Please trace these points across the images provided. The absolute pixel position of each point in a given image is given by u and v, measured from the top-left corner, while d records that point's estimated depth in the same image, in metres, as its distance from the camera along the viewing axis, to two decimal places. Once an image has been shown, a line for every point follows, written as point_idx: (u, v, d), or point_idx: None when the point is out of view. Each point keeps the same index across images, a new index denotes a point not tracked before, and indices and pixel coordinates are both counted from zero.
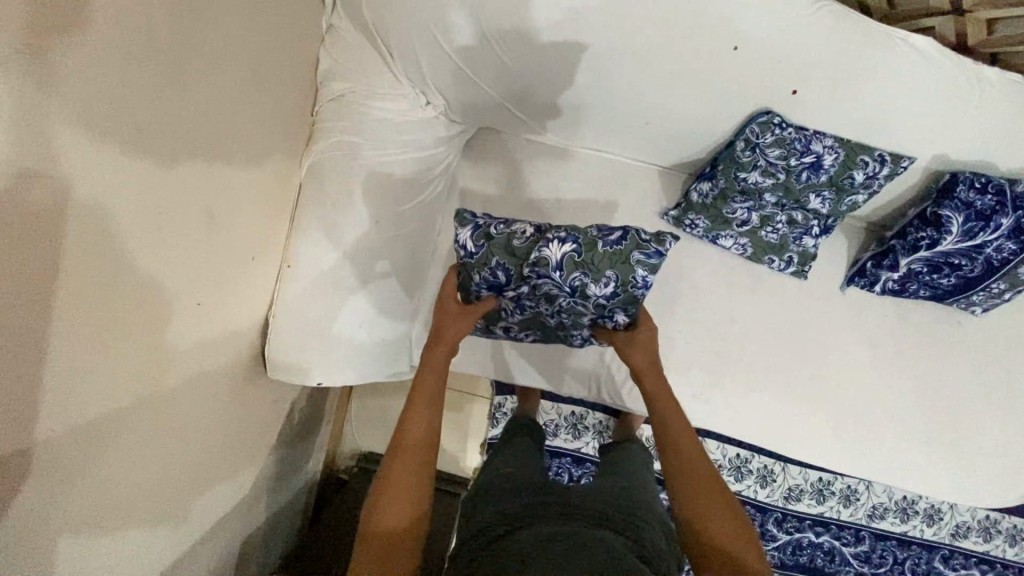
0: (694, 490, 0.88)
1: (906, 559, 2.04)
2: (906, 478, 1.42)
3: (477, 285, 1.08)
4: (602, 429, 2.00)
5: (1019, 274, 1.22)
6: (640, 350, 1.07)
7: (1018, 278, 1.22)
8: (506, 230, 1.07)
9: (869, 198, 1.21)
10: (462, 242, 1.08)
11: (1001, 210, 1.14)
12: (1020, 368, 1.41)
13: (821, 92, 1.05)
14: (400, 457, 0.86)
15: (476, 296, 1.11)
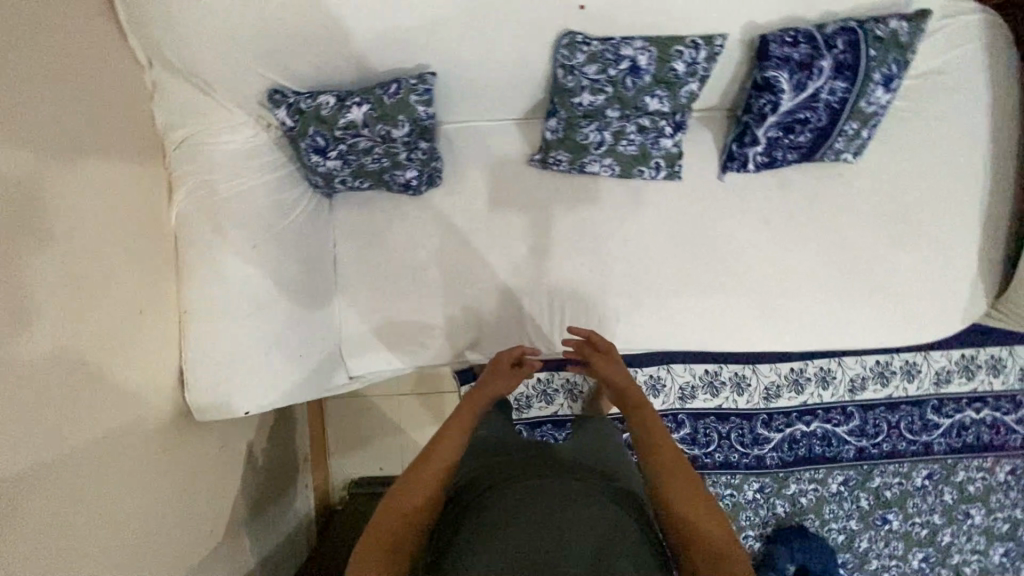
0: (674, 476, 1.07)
1: (900, 421, 2.06)
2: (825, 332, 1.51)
3: (305, 151, 1.17)
4: (571, 388, 2.03)
5: (864, 109, 1.25)
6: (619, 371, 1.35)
7: (863, 113, 1.25)
8: (312, 103, 1.12)
9: (702, 82, 1.25)
10: (280, 121, 1.13)
11: (819, 54, 1.17)
12: (910, 199, 1.46)
13: (609, 0, 1.09)
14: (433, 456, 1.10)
15: (309, 160, 1.19)
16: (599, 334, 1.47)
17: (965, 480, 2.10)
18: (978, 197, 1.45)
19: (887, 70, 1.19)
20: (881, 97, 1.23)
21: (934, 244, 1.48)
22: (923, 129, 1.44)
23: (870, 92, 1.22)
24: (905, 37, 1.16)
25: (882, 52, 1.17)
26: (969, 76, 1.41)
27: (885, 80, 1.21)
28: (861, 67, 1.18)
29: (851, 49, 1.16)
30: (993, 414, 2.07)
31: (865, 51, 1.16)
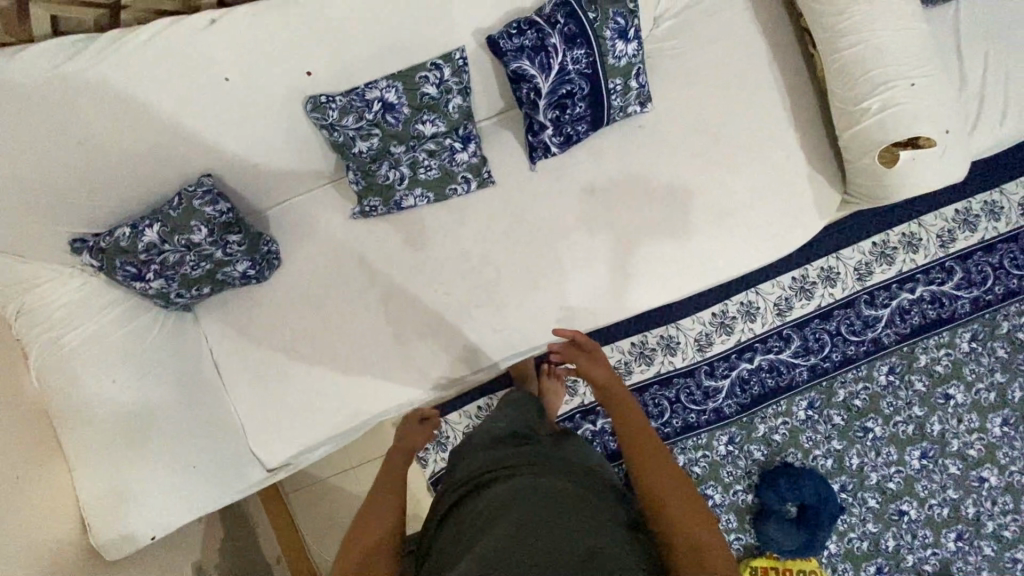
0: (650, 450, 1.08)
1: (839, 327, 2.02)
2: (689, 272, 1.52)
3: (126, 282, 1.25)
4: None
5: (617, 64, 1.31)
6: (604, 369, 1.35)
7: (618, 68, 1.31)
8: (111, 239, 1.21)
9: (464, 95, 1.33)
10: (91, 265, 1.23)
11: (546, 35, 1.24)
12: (717, 123, 1.49)
13: (331, 61, 1.18)
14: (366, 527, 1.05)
15: (134, 289, 1.27)
16: (476, 349, 1.51)
17: (930, 363, 2.03)
18: (779, 98, 1.48)
19: (615, 25, 1.27)
20: (625, 48, 1.30)
21: (758, 155, 1.49)
22: (700, 57, 1.49)
23: (611, 48, 1.28)
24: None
25: (601, 13, 1.25)
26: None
27: (619, 33, 1.28)
28: (589, 31, 1.25)
29: (571, 20, 1.23)
30: (930, 289, 2.03)
31: (585, 17, 1.25)
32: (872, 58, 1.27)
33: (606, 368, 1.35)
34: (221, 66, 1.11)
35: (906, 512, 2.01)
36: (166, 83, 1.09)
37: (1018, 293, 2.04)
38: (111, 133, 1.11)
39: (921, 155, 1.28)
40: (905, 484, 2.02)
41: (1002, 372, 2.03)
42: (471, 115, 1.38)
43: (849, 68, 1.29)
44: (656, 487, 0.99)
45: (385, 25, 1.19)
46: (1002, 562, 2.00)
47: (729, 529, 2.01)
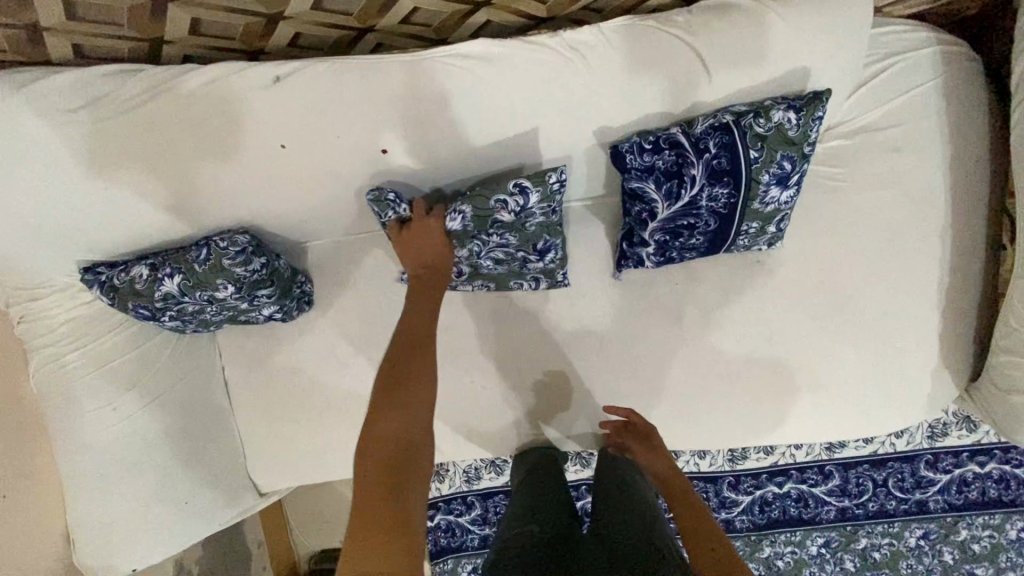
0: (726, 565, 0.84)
1: (887, 479, 1.85)
2: (766, 437, 1.28)
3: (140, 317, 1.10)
4: None
5: (761, 209, 1.03)
6: (658, 458, 1.15)
7: (761, 215, 1.04)
8: (126, 276, 1.04)
9: (548, 216, 1.04)
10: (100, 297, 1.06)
11: (686, 161, 0.98)
12: (851, 284, 1.22)
13: (413, 141, 0.93)
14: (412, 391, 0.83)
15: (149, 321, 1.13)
16: (498, 452, 1.35)
17: (969, 540, 1.85)
18: (936, 278, 1.20)
19: (777, 169, 0.99)
20: (778, 196, 1.02)
21: (885, 336, 1.23)
22: (861, 201, 1.19)
23: (761, 194, 1.01)
24: (794, 130, 0.96)
25: (765, 152, 0.97)
26: (913, 134, 1.16)
27: (778, 178, 1.00)
28: (741, 170, 0.98)
29: (725, 153, 0.96)
30: (1001, 467, 1.82)
31: (743, 152, 0.97)
32: None
33: (669, 460, 1.14)
34: (280, 131, 0.89)
35: None
36: (215, 135, 0.89)
37: None
38: (139, 183, 0.92)
39: None
40: None
41: None
42: (557, 228, 1.09)
43: None
44: None
45: (489, 109, 0.92)
46: None
47: None
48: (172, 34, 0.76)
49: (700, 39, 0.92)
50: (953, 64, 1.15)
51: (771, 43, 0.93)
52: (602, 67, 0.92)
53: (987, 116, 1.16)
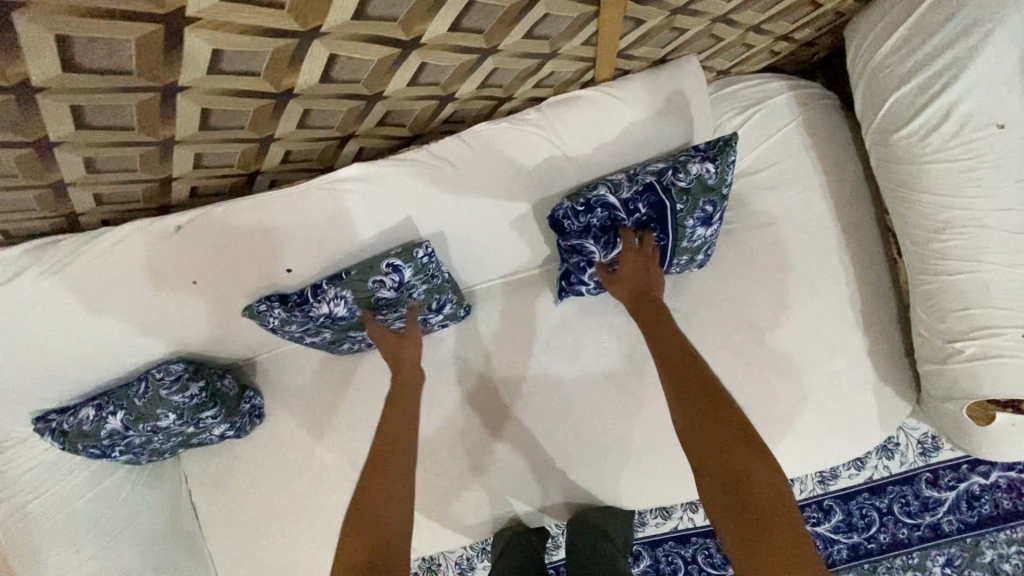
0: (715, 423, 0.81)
1: (891, 506, 1.76)
2: None
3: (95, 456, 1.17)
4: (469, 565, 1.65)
5: (689, 246, 1.11)
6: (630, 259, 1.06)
7: (690, 251, 1.11)
8: (75, 419, 1.12)
9: (432, 285, 1.10)
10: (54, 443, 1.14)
11: (617, 219, 1.07)
12: (767, 315, 1.25)
13: (309, 260, 1.03)
14: (388, 452, 0.90)
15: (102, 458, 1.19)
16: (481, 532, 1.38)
17: (997, 560, 1.73)
18: (846, 297, 1.24)
19: (701, 213, 1.07)
20: (704, 234, 1.10)
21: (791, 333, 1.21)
22: (756, 237, 1.25)
23: (689, 233, 1.08)
24: (713, 178, 1.05)
25: (689, 202, 1.06)
26: (786, 171, 1.24)
27: (703, 220, 1.08)
28: (669, 219, 1.07)
29: (653, 208, 1.06)
30: (1007, 475, 1.73)
31: (670, 205, 1.06)
32: (974, 295, 1.02)
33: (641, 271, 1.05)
34: (190, 270, 1.00)
35: None
36: (135, 283, 1.00)
37: None
38: (76, 331, 1.03)
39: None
40: None
41: None
42: (445, 286, 1.15)
43: (941, 300, 1.05)
44: (721, 450, 0.79)
45: (373, 220, 1.03)
46: None
47: None
48: (79, 210, 0.88)
49: (553, 130, 1.04)
50: (808, 105, 1.25)
51: (615, 125, 1.06)
52: (470, 168, 1.03)
53: (850, 142, 1.25)
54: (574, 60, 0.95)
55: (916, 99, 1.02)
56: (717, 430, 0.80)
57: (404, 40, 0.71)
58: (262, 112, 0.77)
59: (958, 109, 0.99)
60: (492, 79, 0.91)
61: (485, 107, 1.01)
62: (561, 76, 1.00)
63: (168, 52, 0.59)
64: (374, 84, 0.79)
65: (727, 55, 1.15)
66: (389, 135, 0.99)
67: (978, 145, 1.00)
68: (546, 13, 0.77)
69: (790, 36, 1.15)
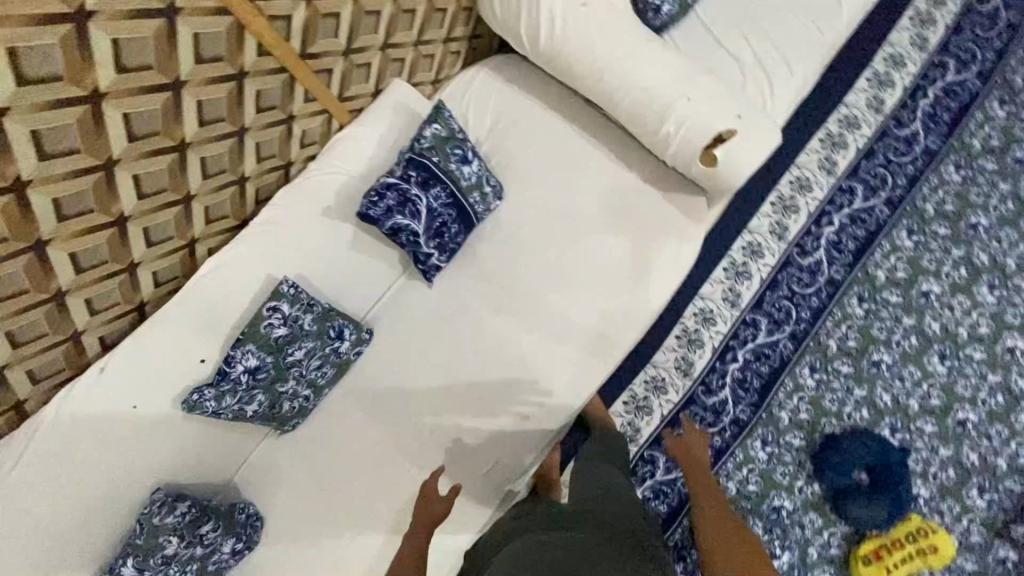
0: (728, 523, 1.18)
1: (790, 288, 2.05)
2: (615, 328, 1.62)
3: None
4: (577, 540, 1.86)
5: (470, 183, 1.46)
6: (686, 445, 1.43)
7: (472, 185, 1.46)
8: None
9: (315, 312, 1.38)
10: None
11: (403, 190, 1.39)
12: (563, 202, 1.65)
13: (213, 343, 1.33)
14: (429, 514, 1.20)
15: None
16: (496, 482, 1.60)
17: (888, 274, 2.04)
18: (602, 159, 1.66)
19: (455, 155, 1.44)
20: (471, 168, 1.46)
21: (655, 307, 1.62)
22: (522, 160, 1.67)
23: (459, 173, 1.44)
24: (444, 131, 1.44)
25: (441, 152, 1.42)
26: (512, 111, 1.70)
27: (461, 159, 1.45)
28: (436, 171, 1.42)
29: (420, 169, 1.41)
30: (844, 213, 2.09)
31: (429, 161, 1.41)
32: (643, 102, 1.46)
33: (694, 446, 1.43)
34: (127, 398, 1.27)
35: (966, 419, 1.94)
36: (100, 433, 1.25)
37: (921, 175, 2.09)
38: (65, 500, 1.24)
39: (731, 147, 1.42)
40: (946, 393, 1.96)
41: (957, 247, 2.04)
42: (332, 313, 1.42)
43: (634, 117, 1.48)
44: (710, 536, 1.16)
45: (242, 290, 1.34)
46: None
47: (819, 530, 1.92)
48: (23, 396, 1.18)
49: (331, 167, 1.42)
50: (498, 66, 1.73)
51: (369, 142, 1.46)
52: (289, 219, 1.39)
53: (538, 69, 1.72)
54: (311, 116, 1.36)
55: (530, 21, 1.49)
56: (721, 528, 1.17)
57: (174, 144, 1.09)
58: (113, 242, 1.11)
59: (553, 12, 1.46)
60: (263, 153, 1.30)
61: (278, 178, 1.39)
62: (314, 132, 1.40)
63: (22, 214, 0.96)
64: (178, 187, 1.15)
65: (422, 67, 1.61)
66: (222, 229, 1.33)
67: (579, 23, 1.47)
68: (257, 88, 1.17)
69: (452, 36, 1.64)
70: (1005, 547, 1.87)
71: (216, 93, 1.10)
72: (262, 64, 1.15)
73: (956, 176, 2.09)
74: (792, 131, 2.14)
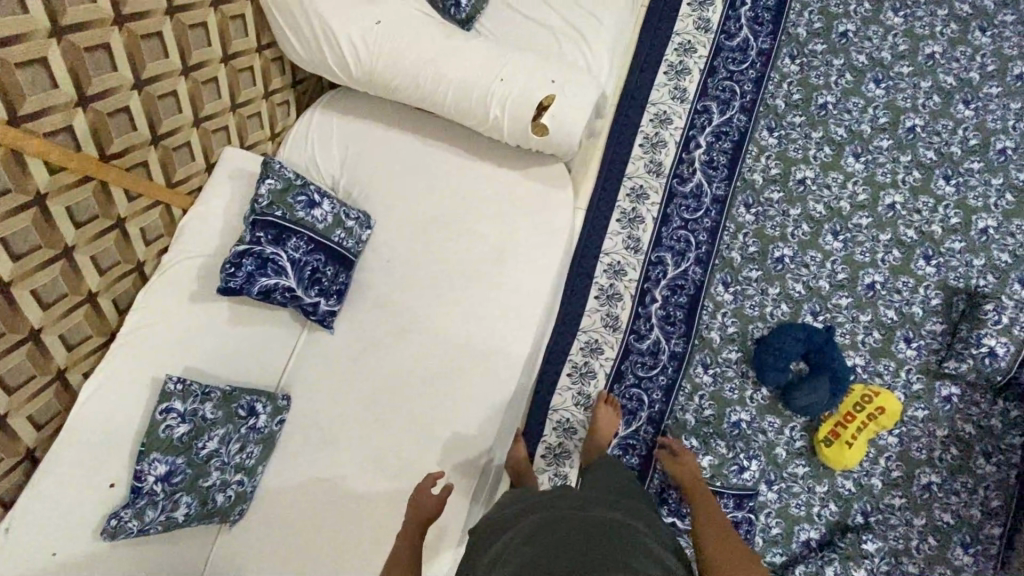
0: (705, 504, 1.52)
1: (682, 217, 2.14)
2: (518, 309, 1.65)
3: None
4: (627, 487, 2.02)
5: (327, 223, 1.48)
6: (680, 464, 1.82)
7: (330, 224, 1.47)
8: None
9: (215, 397, 1.39)
10: None
11: (258, 252, 1.39)
12: (432, 210, 1.68)
13: (119, 463, 1.31)
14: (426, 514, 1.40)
15: None
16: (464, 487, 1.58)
17: (763, 175, 2.14)
18: (456, 158, 1.70)
19: (301, 202, 1.45)
20: (323, 209, 1.47)
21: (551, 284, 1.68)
22: (380, 184, 1.69)
23: (312, 217, 1.45)
24: (281, 183, 1.44)
25: (285, 204, 1.43)
26: (356, 141, 1.71)
27: (309, 204, 1.46)
28: (286, 223, 1.42)
29: (268, 228, 1.41)
30: (707, 133, 2.18)
31: (276, 216, 1.41)
32: (462, 95, 1.48)
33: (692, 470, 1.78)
34: (44, 546, 1.23)
35: (874, 282, 2.04)
36: None
37: (763, 75, 2.20)
38: None
39: (554, 112, 1.47)
40: (848, 264, 2.06)
41: (816, 130, 2.15)
42: (235, 393, 1.43)
43: (460, 112, 1.51)
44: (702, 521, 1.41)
45: (133, 401, 1.34)
46: (976, 241, 2.03)
47: (780, 429, 2.00)
48: None
49: (185, 255, 1.42)
50: (331, 104, 1.75)
51: (217, 218, 1.47)
52: (159, 318, 1.38)
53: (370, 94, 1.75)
54: (142, 212, 1.34)
55: (331, 53, 1.49)
56: (717, 527, 1.36)
57: None
58: None
59: (348, 38, 1.47)
60: (102, 264, 1.27)
61: (132, 282, 1.37)
62: (153, 226, 1.38)
63: None
64: (17, 326, 1.12)
65: (251, 127, 1.61)
66: (88, 350, 1.30)
67: (378, 41, 1.48)
68: (66, 206, 1.15)
69: (271, 89, 1.64)
70: (947, 385, 1.96)
71: (19, 224, 1.07)
72: (60, 181, 1.13)
73: (794, 67, 2.20)
74: (636, 75, 2.23)
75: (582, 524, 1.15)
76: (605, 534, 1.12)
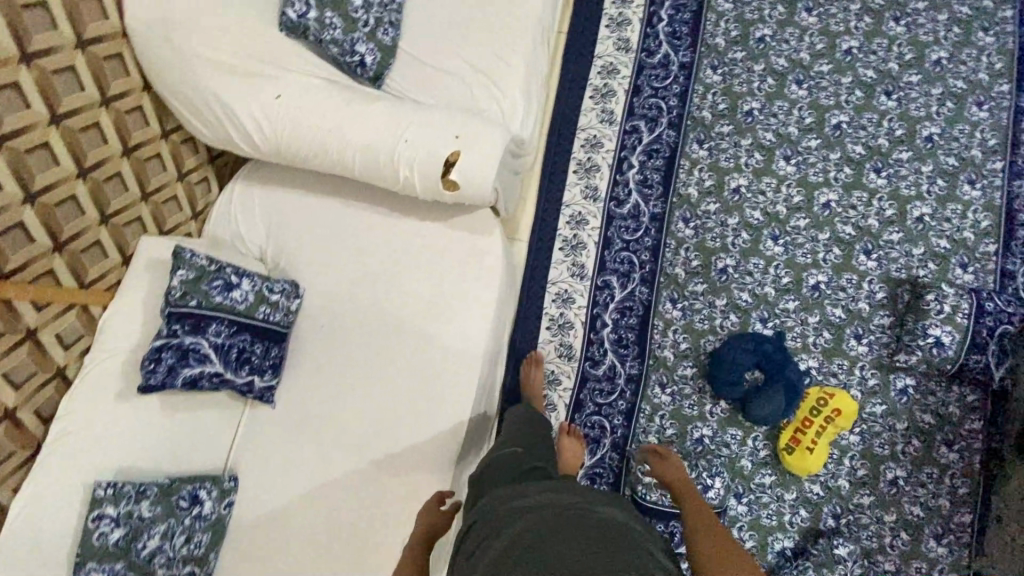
0: (690, 491, 1.50)
1: (623, 239, 2.14)
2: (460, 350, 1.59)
3: None
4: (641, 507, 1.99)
5: (246, 303, 1.49)
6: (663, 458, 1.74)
7: (247, 304, 1.49)
8: None
9: (151, 492, 1.37)
10: None
11: (175, 344, 1.42)
12: (361, 266, 1.66)
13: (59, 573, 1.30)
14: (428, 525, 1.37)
15: None
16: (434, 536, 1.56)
17: (698, 188, 2.15)
18: (379, 215, 1.70)
19: (216, 287, 1.47)
20: (239, 290, 1.49)
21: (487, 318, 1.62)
22: (306, 249, 1.68)
23: (228, 300, 1.48)
24: (193, 271, 1.46)
25: (199, 292, 1.46)
26: (279, 209, 1.71)
27: (224, 287, 1.48)
28: (201, 311, 1.45)
29: (183, 319, 1.44)
30: (638, 152, 2.19)
31: (189, 306, 1.44)
32: (370, 160, 1.49)
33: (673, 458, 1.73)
34: None
35: (818, 282, 2.04)
36: None
37: (687, 89, 2.21)
38: None
39: (462, 167, 1.47)
40: (791, 267, 2.07)
41: (744, 138, 2.16)
42: (175, 484, 1.40)
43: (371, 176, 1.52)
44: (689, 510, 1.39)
45: (68, 509, 1.33)
46: (914, 230, 2.04)
47: (743, 440, 2.00)
48: None
49: (110, 354, 1.43)
50: (250, 176, 1.75)
51: (140, 311, 1.47)
52: (88, 422, 1.39)
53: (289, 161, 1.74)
54: (56, 320, 1.36)
55: (236, 133, 1.51)
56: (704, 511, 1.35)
57: None
58: None
59: (251, 118, 1.48)
60: (16, 379, 1.29)
61: (53, 388, 1.39)
62: (70, 330, 1.40)
63: None
64: None
65: (170, 211, 1.61)
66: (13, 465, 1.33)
67: (279, 116, 1.49)
68: None
69: (186, 171, 1.64)
70: (901, 377, 1.97)
71: None
72: None
73: (716, 77, 2.22)
74: (563, 103, 2.25)
75: (586, 525, 1.12)
76: (609, 537, 1.10)
